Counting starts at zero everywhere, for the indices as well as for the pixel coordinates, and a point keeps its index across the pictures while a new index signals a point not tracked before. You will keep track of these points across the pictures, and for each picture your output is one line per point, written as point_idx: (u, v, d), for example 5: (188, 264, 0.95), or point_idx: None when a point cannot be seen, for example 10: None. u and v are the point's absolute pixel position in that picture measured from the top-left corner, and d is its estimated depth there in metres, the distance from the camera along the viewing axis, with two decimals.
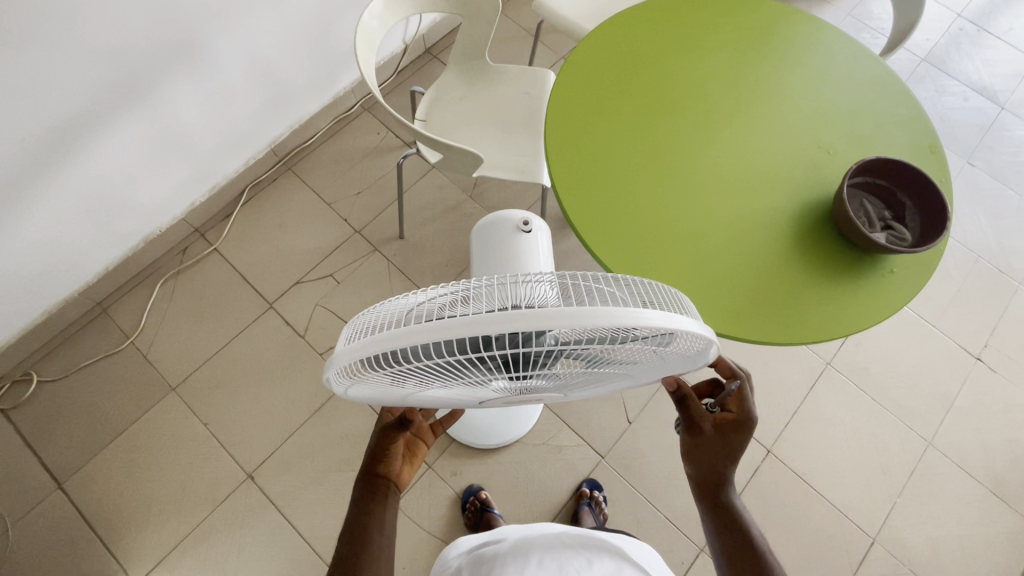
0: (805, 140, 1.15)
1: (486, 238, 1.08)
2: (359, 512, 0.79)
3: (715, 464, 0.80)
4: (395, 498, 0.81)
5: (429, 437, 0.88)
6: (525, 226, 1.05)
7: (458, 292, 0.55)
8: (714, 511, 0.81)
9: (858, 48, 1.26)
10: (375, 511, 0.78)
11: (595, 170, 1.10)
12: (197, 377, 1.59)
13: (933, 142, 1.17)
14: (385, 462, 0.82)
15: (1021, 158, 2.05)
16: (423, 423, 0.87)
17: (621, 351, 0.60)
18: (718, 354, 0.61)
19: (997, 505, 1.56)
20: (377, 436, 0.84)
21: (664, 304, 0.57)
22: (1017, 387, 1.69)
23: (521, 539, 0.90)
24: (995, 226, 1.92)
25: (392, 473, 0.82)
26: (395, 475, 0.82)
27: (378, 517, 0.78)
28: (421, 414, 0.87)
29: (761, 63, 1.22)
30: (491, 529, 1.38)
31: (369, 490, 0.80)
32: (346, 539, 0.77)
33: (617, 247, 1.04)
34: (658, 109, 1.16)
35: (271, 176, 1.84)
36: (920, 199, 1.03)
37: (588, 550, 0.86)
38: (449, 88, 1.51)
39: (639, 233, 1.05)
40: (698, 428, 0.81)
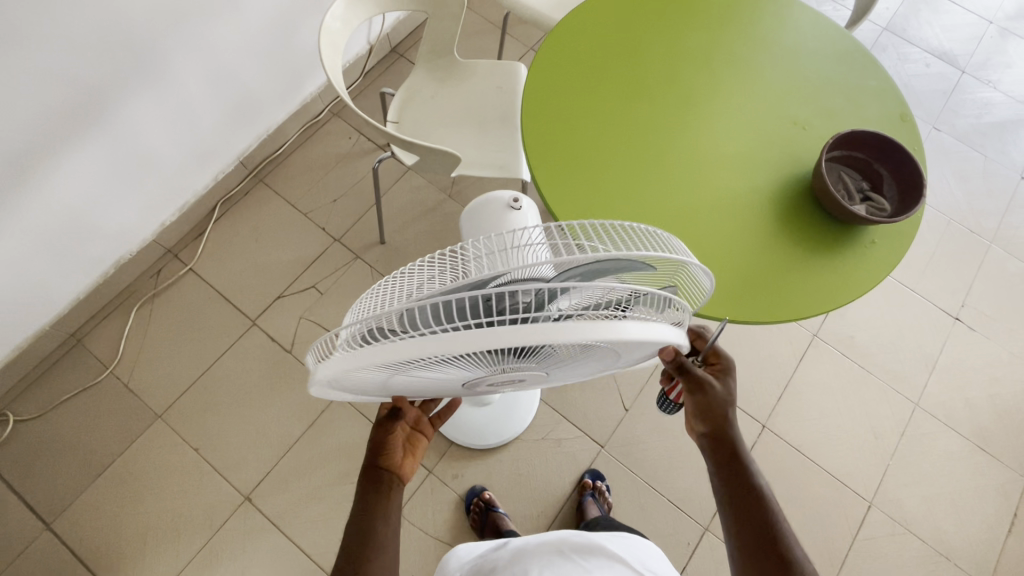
0: (779, 117, 1.16)
1: (476, 220, 1.07)
2: (365, 506, 0.76)
3: (717, 411, 0.80)
4: (399, 490, 0.79)
5: (429, 430, 0.87)
6: (514, 204, 1.05)
7: (450, 264, 0.58)
8: (722, 469, 0.80)
9: (827, 24, 1.26)
10: (383, 503, 0.77)
11: (575, 159, 1.09)
12: (183, 402, 1.55)
13: (904, 111, 1.18)
14: (388, 452, 0.81)
15: (984, 119, 2.11)
16: (422, 416, 0.87)
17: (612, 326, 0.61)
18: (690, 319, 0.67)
19: (985, 459, 1.61)
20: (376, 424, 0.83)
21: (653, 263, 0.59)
22: (995, 343, 1.74)
23: (520, 547, 0.90)
24: (964, 188, 1.97)
25: (395, 464, 0.80)
26: (399, 466, 0.80)
27: (383, 507, 0.76)
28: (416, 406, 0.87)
29: (730, 43, 1.22)
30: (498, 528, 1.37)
31: (371, 483, 0.78)
32: (352, 531, 0.75)
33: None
34: (634, 96, 1.16)
35: (243, 190, 1.79)
36: (896, 169, 1.05)
37: (588, 561, 0.85)
38: (420, 88, 1.47)
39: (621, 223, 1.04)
40: (704, 387, 0.80)
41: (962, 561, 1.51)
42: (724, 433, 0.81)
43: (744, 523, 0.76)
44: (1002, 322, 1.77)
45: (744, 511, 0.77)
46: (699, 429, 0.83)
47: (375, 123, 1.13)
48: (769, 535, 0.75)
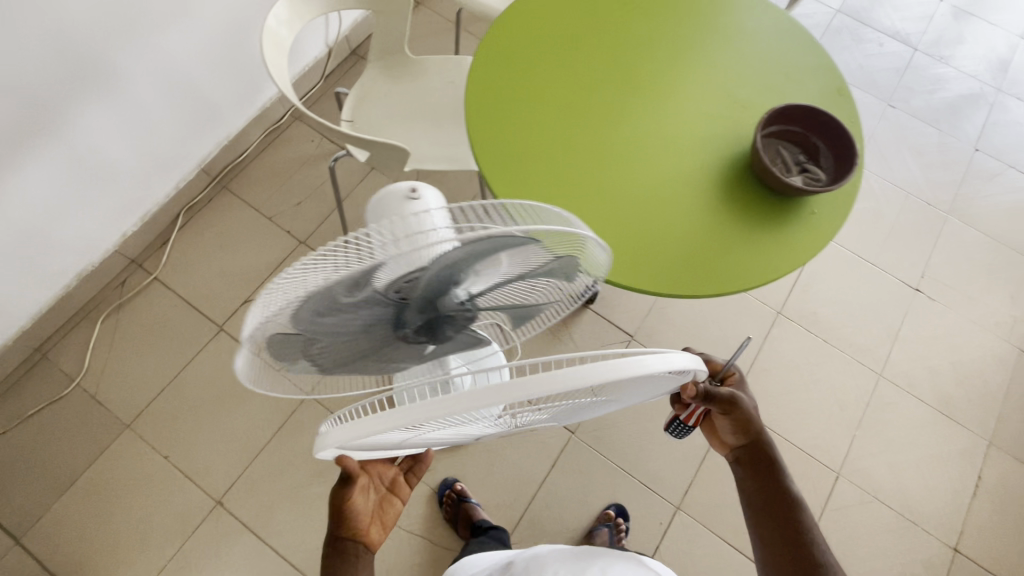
0: (719, 96, 1.17)
1: (373, 222, 0.90)
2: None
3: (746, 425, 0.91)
4: (366, 558, 0.83)
5: (405, 491, 0.91)
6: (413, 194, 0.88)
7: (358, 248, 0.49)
8: (755, 476, 0.91)
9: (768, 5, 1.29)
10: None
11: (518, 144, 1.10)
12: (152, 411, 1.54)
13: (841, 86, 1.20)
14: (353, 527, 0.83)
15: (937, 95, 2.15)
16: (398, 477, 0.91)
17: (619, 386, 0.62)
18: (704, 372, 0.65)
19: (949, 425, 1.64)
20: (335, 501, 0.81)
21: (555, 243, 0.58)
22: (955, 312, 1.78)
23: (534, 556, 1.01)
24: (920, 162, 2.01)
25: (363, 534, 0.84)
26: (366, 537, 0.84)
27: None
28: (391, 469, 0.91)
29: (671, 27, 1.24)
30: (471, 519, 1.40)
31: (339, 562, 0.81)
32: None
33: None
34: (577, 83, 1.17)
35: (206, 197, 1.79)
36: (831, 140, 1.08)
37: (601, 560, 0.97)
38: (372, 86, 1.48)
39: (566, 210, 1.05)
40: (734, 403, 0.86)
41: (930, 526, 1.53)
42: (753, 442, 0.92)
43: (775, 526, 0.86)
44: (961, 291, 1.81)
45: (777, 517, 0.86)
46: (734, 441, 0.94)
47: (322, 122, 1.14)
48: (798, 536, 0.84)
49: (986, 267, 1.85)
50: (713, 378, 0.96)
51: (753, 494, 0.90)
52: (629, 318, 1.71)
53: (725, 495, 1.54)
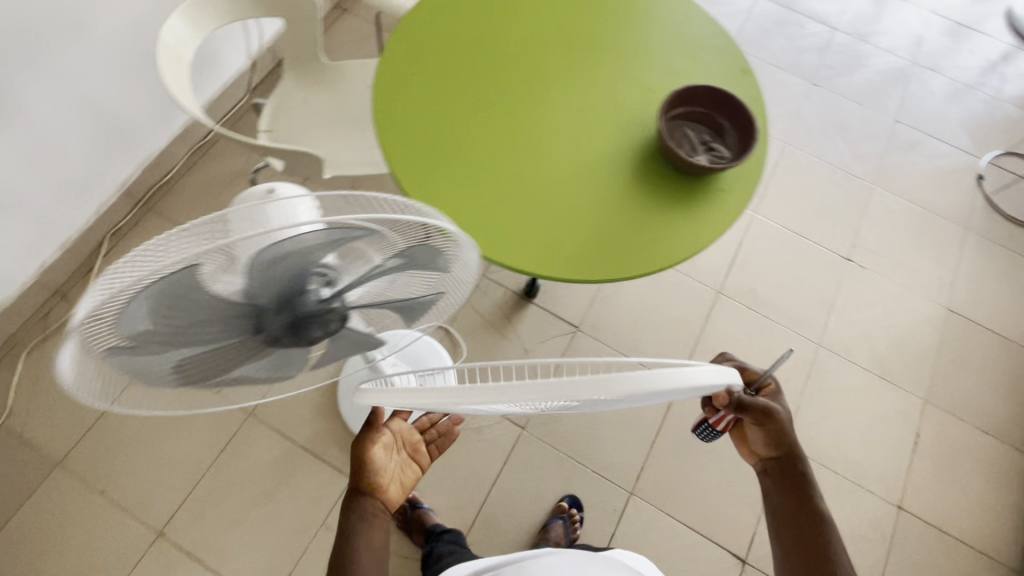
0: (626, 82, 1.19)
1: None
2: (352, 537, 0.86)
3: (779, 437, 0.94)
4: (382, 512, 0.89)
5: (423, 459, 0.98)
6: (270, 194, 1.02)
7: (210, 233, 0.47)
8: (784, 488, 0.94)
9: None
10: (369, 534, 0.86)
11: (428, 140, 1.10)
12: (83, 446, 1.48)
13: (745, 67, 1.24)
14: (373, 483, 0.89)
15: (858, 71, 2.23)
16: (421, 444, 0.99)
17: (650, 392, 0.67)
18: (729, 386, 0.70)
19: (886, 387, 1.69)
20: (363, 451, 0.90)
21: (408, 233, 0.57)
22: (886, 278, 1.84)
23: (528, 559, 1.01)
24: (845, 137, 2.08)
25: (382, 489, 0.90)
26: (383, 497, 0.90)
27: (364, 529, 0.86)
28: (416, 436, 0.99)
29: (578, 18, 1.25)
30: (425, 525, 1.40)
31: (356, 516, 0.87)
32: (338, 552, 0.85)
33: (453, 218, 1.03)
34: (488, 76, 1.17)
35: (132, 221, 1.74)
36: (734, 119, 1.10)
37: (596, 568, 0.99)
38: (290, 95, 1.46)
39: (476, 202, 1.05)
40: (767, 414, 0.94)
41: (875, 487, 1.58)
42: (785, 455, 0.95)
43: (799, 540, 0.88)
44: (890, 258, 1.88)
45: (802, 529, 0.89)
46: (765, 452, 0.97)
47: (228, 133, 1.12)
48: (823, 553, 0.86)
49: (912, 232, 1.92)
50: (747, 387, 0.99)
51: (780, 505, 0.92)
52: (573, 309, 1.72)
53: (677, 476, 1.55)
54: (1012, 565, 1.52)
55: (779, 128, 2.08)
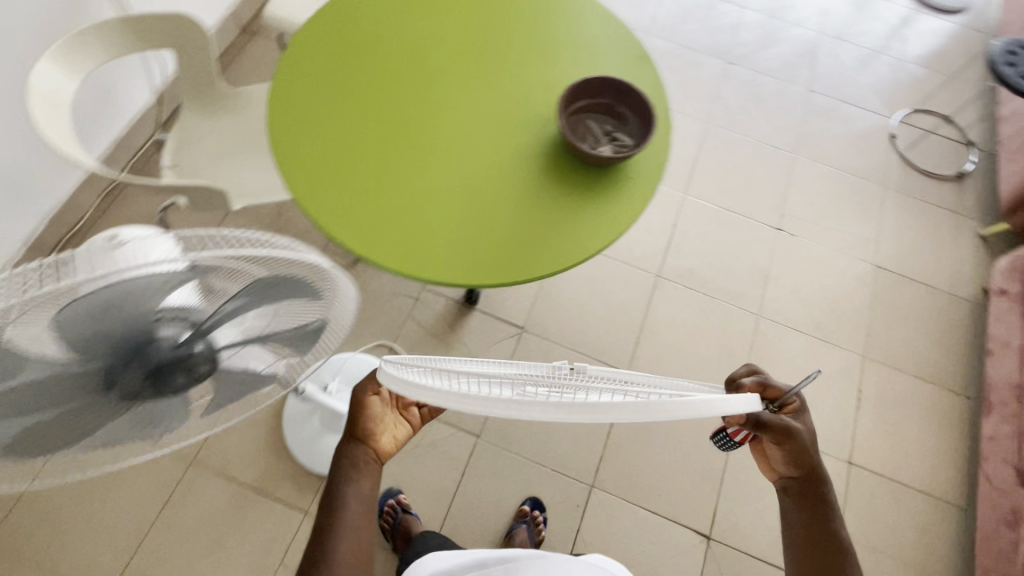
0: (529, 81, 1.19)
1: None
2: (340, 483, 0.78)
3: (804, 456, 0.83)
4: (371, 466, 0.80)
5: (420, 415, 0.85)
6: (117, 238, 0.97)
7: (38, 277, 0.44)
8: (803, 508, 0.85)
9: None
10: (357, 484, 0.78)
11: (329, 158, 1.07)
12: (12, 521, 1.38)
13: (643, 54, 1.25)
14: (366, 431, 0.81)
15: (769, 46, 2.30)
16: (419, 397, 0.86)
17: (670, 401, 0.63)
18: None
19: (826, 348, 1.75)
20: (359, 394, 0.82)
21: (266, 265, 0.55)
22: (815, 243, 1.90)
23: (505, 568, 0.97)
24: (763, 111, 2.14)
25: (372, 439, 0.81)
26: (375, 447, 0.81)
27: (351, 483, 0.78)
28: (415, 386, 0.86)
29: (474, 20, 1.25)
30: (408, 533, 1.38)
31: (345, 463, 0.80)
32: (322, 510, 0.77)
33: (360, 235, 1.02)
34: (387, 86, 1.15)
35: None
36: (635, 107, 1.11)
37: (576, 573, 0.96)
38: (193, 127, 1.40)
39: (383, 216, 1.03)
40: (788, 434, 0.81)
41: (826, 446, 1.62)
42: (807, 474, 0.85)
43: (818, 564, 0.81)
44: (818, 223, 1.94)
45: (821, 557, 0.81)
46: (786, 471, 0.87)
47: (125, 178, 1.08)
48: None
49: (836, 196, 1.99)
50: (768, 403, 0.85)
51: (800, 527, 0.84)
52: (517, 310, 1.71)
53: (636, 463, 1.56)
54: (962, 503, 1.58)
55: (700, 109, 2.12)
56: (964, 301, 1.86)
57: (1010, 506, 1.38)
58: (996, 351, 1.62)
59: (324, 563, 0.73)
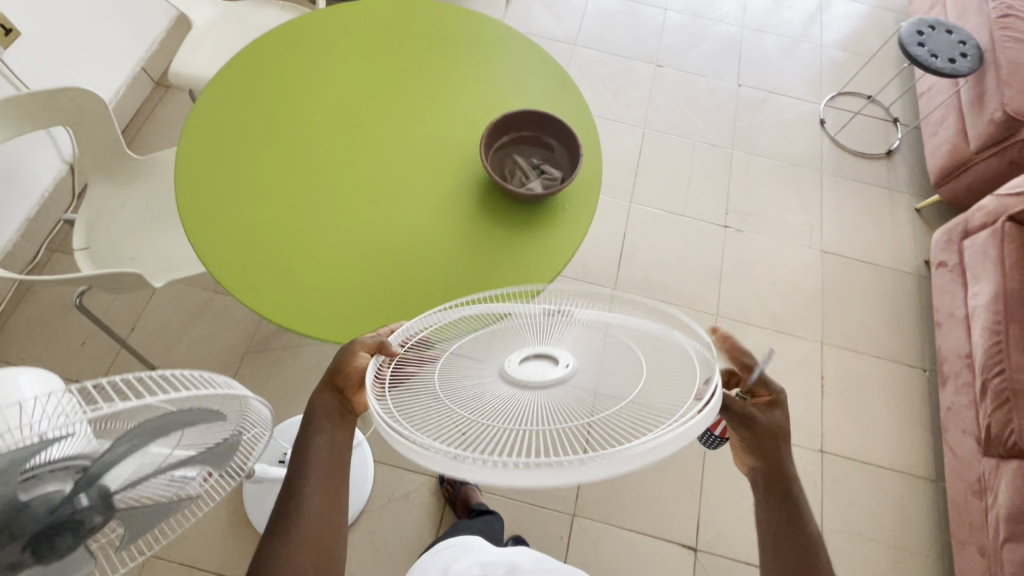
0: (451, 120, 1.16)
1: None
2: (313, 435, 0.76)
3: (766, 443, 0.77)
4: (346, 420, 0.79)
5: None
6: None
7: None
8: (769, 504, 0.77)
9: (487, 16, 1.30)
10: (332, 438, 0.76)
11: (248, 229, 1.02)
12: None
13: (563, 78, 1.24)
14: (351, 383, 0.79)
15: (695, 45, 2.34)
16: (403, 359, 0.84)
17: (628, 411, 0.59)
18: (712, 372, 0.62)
19: (786, 339, 1.77)
20: (348, 346, 0.78)
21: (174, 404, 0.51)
22: (763, 236, 1.93)
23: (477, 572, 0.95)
24: (697, 109, 2.17)
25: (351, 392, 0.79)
26: (352, 401, 0.80)
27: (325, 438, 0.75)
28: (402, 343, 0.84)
29: (385, 62, 1.20)
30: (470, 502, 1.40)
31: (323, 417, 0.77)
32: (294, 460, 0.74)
33: (286, 307, 0.97)
34: (302, 142, 1.10)
35: None
36: (560, 137, 1.09)
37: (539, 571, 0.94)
38: (104, 201, 1.31)
39: (309, 284, 0.99)
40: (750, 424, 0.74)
41: (797, 438, 1.64)
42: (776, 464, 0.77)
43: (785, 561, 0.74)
44: (762, 215, 1.96)
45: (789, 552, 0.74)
46: (751, 461, 0.80)
47: (34, 278, 0.98)
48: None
49: (776, 187, 2.03)
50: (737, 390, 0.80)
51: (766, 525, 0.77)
52: None
53: (614, 483, 1.54)
54: (931, 475, 1.62)
55: (636, 114, 2.13)
56: (908, 275, 1.91)
57: (975, 476, 1.41)
58: (943, 323, 1.66)
59: (295, 515, 0.69)
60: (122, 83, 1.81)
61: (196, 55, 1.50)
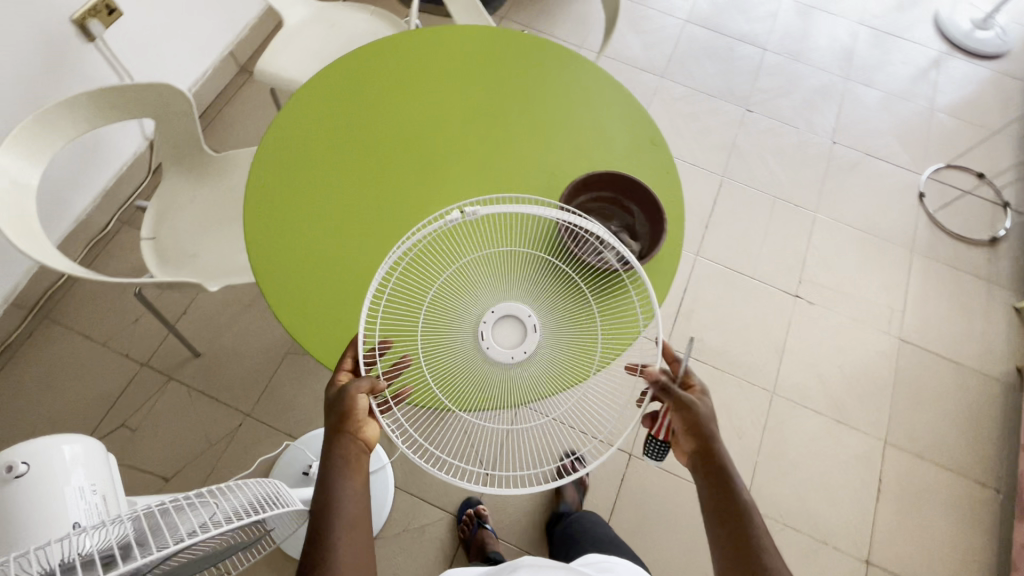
0: (528, 168, 1.10)
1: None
2: (331, 487, 0.75)
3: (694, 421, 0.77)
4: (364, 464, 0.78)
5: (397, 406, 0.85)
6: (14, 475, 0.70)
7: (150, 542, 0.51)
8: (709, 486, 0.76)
9: (554, 42, 1.23)
10: (352, 483, 0.75)
11: (307, 261, 1.01)
12: None
13: (654, 135, 1.15)
14: (353, 431, 0.78)
15: (790, 91, 2.18)
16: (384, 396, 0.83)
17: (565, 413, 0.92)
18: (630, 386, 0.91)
19: (845, 431, 1.63)
20: (345, 393, 0.77)
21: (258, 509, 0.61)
22: (836, 312, 1.79)
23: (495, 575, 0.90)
24: (782, 163, 2.03)
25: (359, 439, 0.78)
26: (364, 443, 0.78)
27: (343, 489, 0.75)
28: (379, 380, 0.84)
29: (466, 96, 1.15)
30: (485, 547, 1.35)
31: (339, 463, 0.76)
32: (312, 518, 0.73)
33: (319, 333, 0.97)
34: (345, 153, 1.09)
35: (25, 331, 1.57)
36: (644, 206, 1.01)
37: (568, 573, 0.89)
38: (176, 194, 1.32)
39: (343, 311, 0.98)
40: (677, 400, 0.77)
41: (842, 543, 1.51)
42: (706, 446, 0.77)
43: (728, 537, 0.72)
44: (839, 290, 1.82)
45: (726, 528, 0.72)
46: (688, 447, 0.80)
47: (96, 277, 1.00)
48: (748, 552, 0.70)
49: (859, 260, 1.87)
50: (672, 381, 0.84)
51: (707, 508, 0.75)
52: None
53: None
54: None
55: (717, 160, 2.01)
56: (994, 381, 1.73)
57: None
58: None
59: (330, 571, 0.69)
60: (209, 65, 1.84)
61: (284, 55, 1.50)
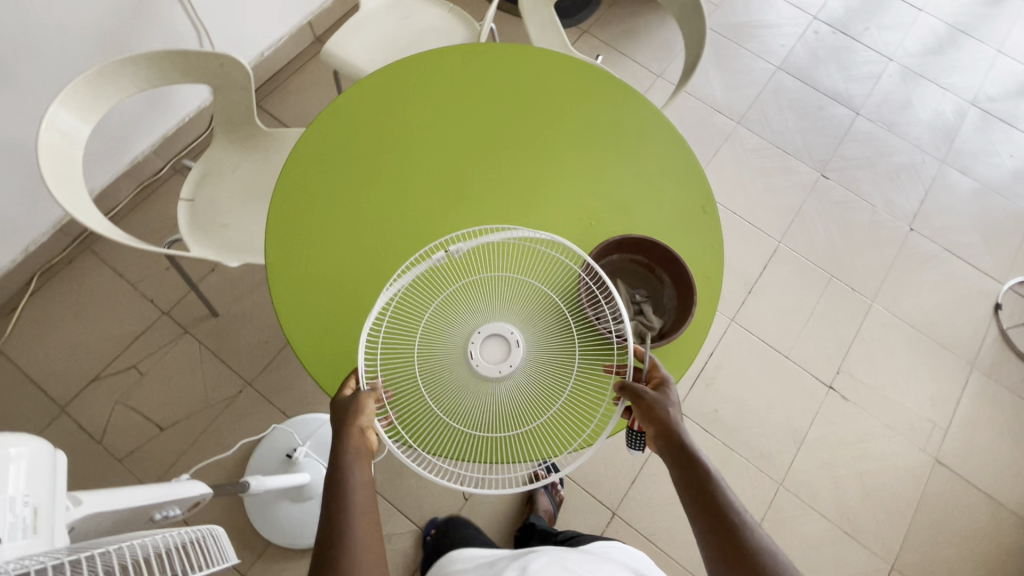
0: (562, 212, 1.04)
1: None
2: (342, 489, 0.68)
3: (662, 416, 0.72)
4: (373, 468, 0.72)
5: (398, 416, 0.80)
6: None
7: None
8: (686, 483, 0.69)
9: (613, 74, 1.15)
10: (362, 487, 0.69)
11: (321, 265, 0.99)
12: None
13: (706, 201, 1.07)
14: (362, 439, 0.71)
15: (875, 163, 2.02)
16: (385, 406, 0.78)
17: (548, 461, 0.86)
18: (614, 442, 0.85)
19: (850, 545, 1.51)
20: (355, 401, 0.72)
21: (193, 563, 0.58)
22: (869, 414, 1.65)
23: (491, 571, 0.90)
24: (847, 239, 1.88)
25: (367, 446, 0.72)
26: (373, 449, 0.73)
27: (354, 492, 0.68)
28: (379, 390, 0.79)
29: (515, 119, 1.10)
30: None
31: (348, 466, 0.69)
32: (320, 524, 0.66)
33: (317, 342, 0.96)
34: (380, 152, 1.06)
35: (66, 257, 1.64)
36: (676, 282, 0.94)
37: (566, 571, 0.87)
38: (222, 161, 1.34)
39: (345, 321, 0.96)
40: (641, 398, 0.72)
41: None
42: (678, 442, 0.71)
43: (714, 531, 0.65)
44: (878, 390, 1.68)
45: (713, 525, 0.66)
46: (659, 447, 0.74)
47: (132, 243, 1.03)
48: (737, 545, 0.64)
49: (908, 363, 1.72)
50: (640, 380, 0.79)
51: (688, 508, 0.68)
52: None
53: None
54: None
55: (776, 223, 1.88)
56: None
57: None
58: None
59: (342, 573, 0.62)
60: (285, 33, 1.85)
61: (352, 41, 1.48)
